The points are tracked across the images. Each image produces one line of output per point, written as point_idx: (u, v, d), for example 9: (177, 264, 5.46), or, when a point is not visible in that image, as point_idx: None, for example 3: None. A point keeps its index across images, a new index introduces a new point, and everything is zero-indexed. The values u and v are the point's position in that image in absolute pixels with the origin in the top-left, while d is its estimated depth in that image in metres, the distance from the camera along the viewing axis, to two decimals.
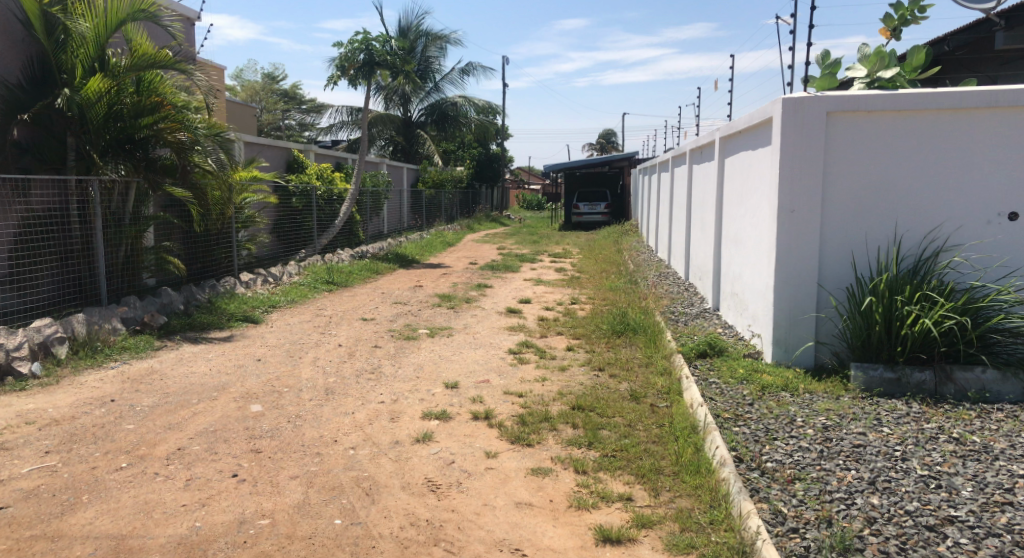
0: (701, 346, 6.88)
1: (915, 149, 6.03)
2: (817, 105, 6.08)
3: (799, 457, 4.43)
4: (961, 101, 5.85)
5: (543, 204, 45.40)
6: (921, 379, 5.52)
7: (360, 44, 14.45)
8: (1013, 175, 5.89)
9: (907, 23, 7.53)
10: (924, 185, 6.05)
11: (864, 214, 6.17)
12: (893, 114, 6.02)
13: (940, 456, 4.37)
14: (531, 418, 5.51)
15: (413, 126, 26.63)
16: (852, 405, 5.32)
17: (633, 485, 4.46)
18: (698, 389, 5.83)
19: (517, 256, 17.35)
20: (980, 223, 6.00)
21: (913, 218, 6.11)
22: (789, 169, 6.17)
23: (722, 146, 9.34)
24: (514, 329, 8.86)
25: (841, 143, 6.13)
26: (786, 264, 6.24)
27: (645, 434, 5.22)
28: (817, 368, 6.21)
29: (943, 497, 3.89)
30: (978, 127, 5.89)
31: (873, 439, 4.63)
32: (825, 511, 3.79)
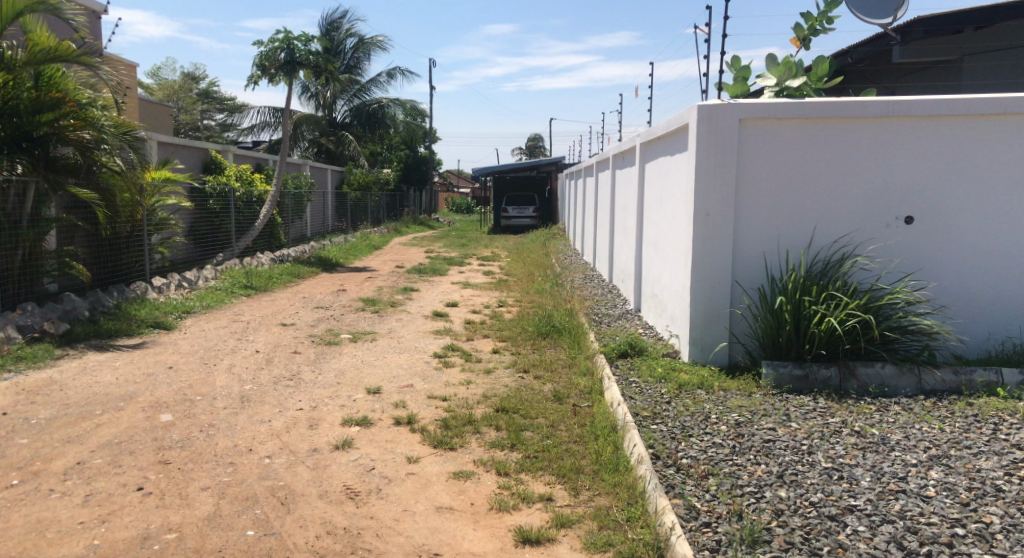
0: (622, 346, 7.03)
1: (822, 155, 6.30)
2: (731, 112, 6.26)
3: (712, 453, 4.56)
4: (861, 111, 6.14)
5: (471, 207, 45.23)
6: (826, 375, 5.77)
7: (281, 43, 14.16)
8: (909, 181, 6.22)
9: (816, 33, 7.85)
10: (830, 191, 6.33)
11: (777, 217, 6.40)
12: (801, 122, 6.28)
13: (843, 449, 4.58)
14: (454, 422, 5.49)
15: (338, 127, 26.33)
16: (763, 401, 5.52)
17: (554, 485, 4.51)
18: (618, 388, 5.95)
19: (445, 259, 17.30)
20: (880, 225, 6.31)
21: (822, 222, 6.38)
22: (705, 173, 6.35)
23: (642, 152, 9.55)
24: (439, 332, 8.83)
25: (752, 149, 6.35)
26: (702, 267, 6.42)
27: (567, 435, 5.28)
28: (731, 366, 6.43)
29: (844, 487, 4.07)
30: (878, 134, 6.20)
31: (782, 434, 4.82)
32: (736, 505, 3.91)
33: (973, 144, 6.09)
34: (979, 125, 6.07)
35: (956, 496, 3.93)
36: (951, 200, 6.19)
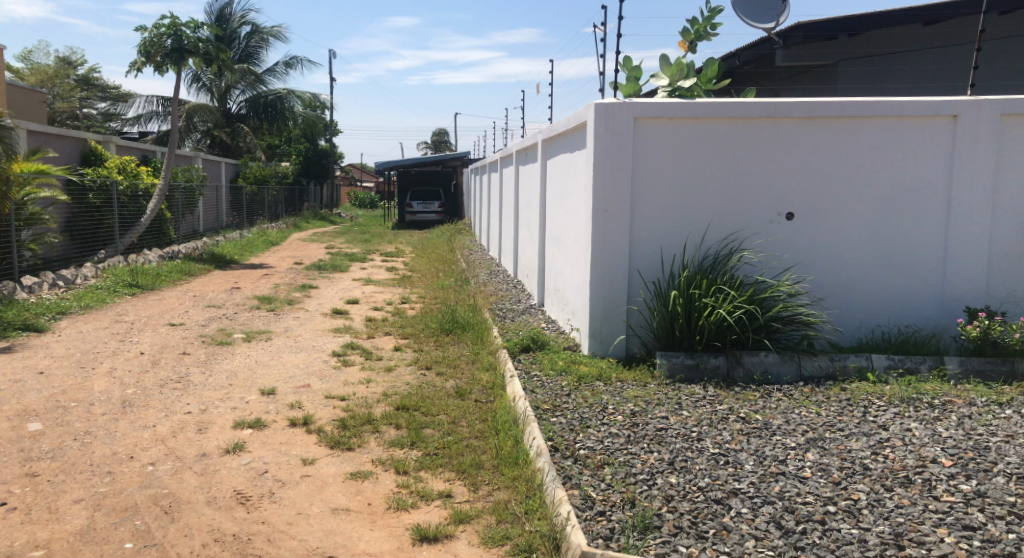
0: (525, 341, 7.10)
1: (711, 154, 6.55)
2: (626, 110, 6.41)
3: (608, 443, 4.67)
4: (747, 112, 6.41)
5: (375, 202, 44.54)
6: (715, 364, 6.01)
7: (168, 29, 13.48)
8: (790, 179, 6.55)
9: (702, 37, 8.16)
10: (719, 188, 6.59)
11: (670, 213, 6.61)
12: (691, 121, 6.50)
13: (729, 434, 4.78)
14: (352, 422, 5.39)
15: (233, 119, 25.34)
16: (657, 391, 5.69)
17: (453, 482, 4.50)
18: (519, 382, 6.00)
19: (346, 255, 16.97)
20: (764, 221, 6.62)
21: (711, 218, 6.63)
22: (602, 170, 6.48)
23: (543, 149, 9.65)
24: (338, 330, 8.65)
25: (646, 147, 6.53)
26: (600, 261, 6.56)
27: (468, 431, 5.27)
28: (628, 358, 6.59)
29: (729, 472, 4.25)
30: (762, 134, 6.50)
31: (674, 422, 4.99)
32: (629, 493, 4.01)
33: (847, 144, 6.47)
34: (851, 126, 6.45)
35: (830, 475, 4.18)
36: (828, 197, 6.56)
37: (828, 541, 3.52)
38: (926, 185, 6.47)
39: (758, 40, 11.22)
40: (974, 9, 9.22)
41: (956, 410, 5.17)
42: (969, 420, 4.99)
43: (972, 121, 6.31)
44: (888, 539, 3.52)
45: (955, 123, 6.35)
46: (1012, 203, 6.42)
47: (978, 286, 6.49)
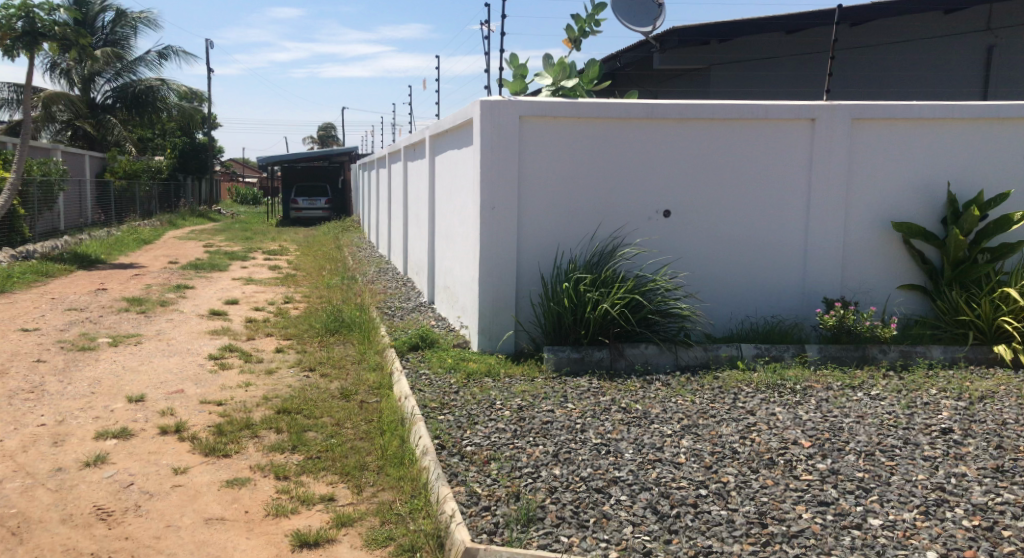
0: (413, 339, 7.03)
1: (593, 153, 6.70)
2: (510, 108, 6.46)
3: (495, 438, 4.69)
4: (626, 112, 6.61)
5: (258, 198, 42.96)
6: (599, 356, 6.17)
7: (18, 10, 12.44)
8: (667, 177, 6.80)
9: (585, 35, 8.34)
10: (600, 185, 6.75)
11: (555, 211, 6.72)
12: (574, 120, 6.62)
13: (611, 425, 4.91)
14: (229, 428, 5.17)
15: (97, 110, 23.72)
16: (544, 385, 5.78)
17: (336, 485, 4.39)
18: (406, 381, 5.93)
19: (226, 253, 16.26)
20: (643, 218, 6.85)
21: (594, 215, 6.79)
22: (488, 168, 6.50)
23: (431, 145, 9.59)
24: (216, 332, 8.27)
25: (531, 145, 6.60)
26: (487, 259, 6.59)
27: (352, 432, 5.16)
28: (516, 353, 6.66)
29: (610, 461, 4.36)
30: (639, 134, 6.71)
31: (559, 415, 5.07)
32: (514, 487, 4.05)
33: (717, 145, 6.79)
34: (721, 128, 6.77)
35: (702, 460, 4.37)
36: (702, 195, 6.86)
37: (700, 523, 3.68)
38: (789, 184, 6.87)
39: (636, 42, 11.60)
40: (829, 19, 9.93)
41: (815, 394, 5.53)
42: (826, 402, 5.35)
43: (828, 125, 6.77)
44: (753, 517, 3.71)
45: (813, 126, 6.78)
46: (863, 202, 6.94)
47: (835, 279, 6.97)
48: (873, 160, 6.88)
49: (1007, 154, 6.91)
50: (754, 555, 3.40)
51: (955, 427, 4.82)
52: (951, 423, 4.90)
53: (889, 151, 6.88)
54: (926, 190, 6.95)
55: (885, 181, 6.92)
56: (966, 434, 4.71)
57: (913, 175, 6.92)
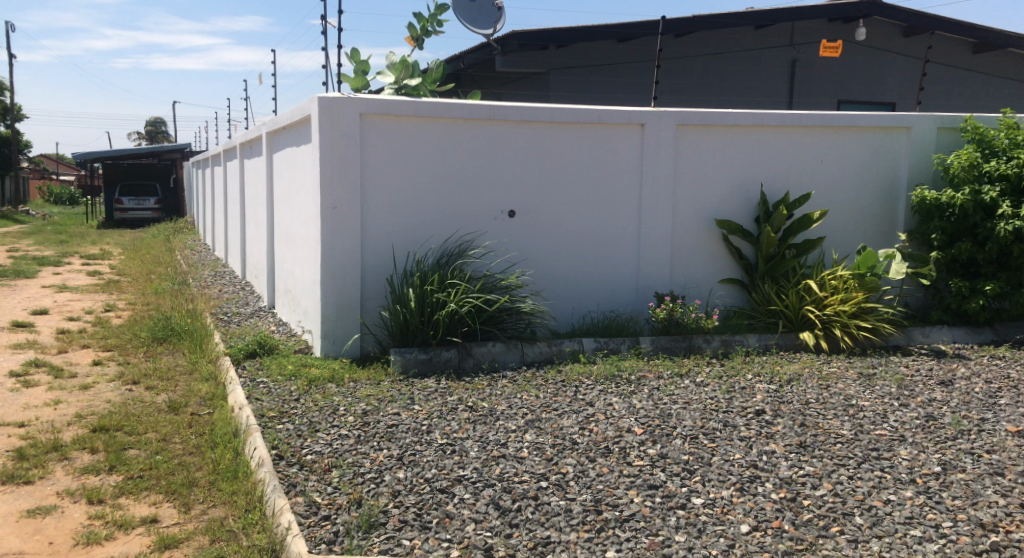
0: (251, 346, 6.70)
1: (437, 153, 6.69)
2: (350, 107, 6.31)
3: (337, 445, 4.57)
4: (468, 113, 6.66)
5: (74, 197, 39.34)
6: (447, 356, 6.18)
7: None
8: (509, 178, 6.93)
9: (427, 35, 8.32)
10: (444, 186, 6.76)
11: (399, 211, 6.65)
12: (416, 120, 6.58)
13: (457, 424, 4.93)
14: (33, 451, 4.69)
15: None
16: (390, 388, 5.70)
17: (160, 505, 4.10)
18: (242, 391, 5.65)
19: (35, 259, 14.75)
20: (487, 218, 6.93)
21: (439, 216, 6.79)
22: (329, 166, 6.31)
23: (268, 142, 9.18)
24: (20, 347, 7.47)
25: (373, 144, 6.48)
26: (330, 261, 6.40)
27: (180, 447, 4.83)
28: (362, 357, 6.53)
29: (455, 460, 4.38)
30: (481, 135, 6.79)
31: (404, 418, 5.02)
32: (355, 493, 3.96)
33: (556, 147, 7.00)
34: (559, 131, 6.99)
35: (544, 453, 4.49)
36: (543, 196, 7.04)
37: (540, 515, 3.77)
38: (624, 185, 7.21)
39: (479, 44, 11.65)
40: (655, 30, 10.53)
41: (648, 383, 5.84)
42: (658, 390, 5.67)
43: (657, 130, 7.16)
44: (590, 505, 3.86)
45: (644, 131, 7.15)
46: (690, 203, 7.42)
47: (666, 275, 7.41)
48: (698, 163, 7.37)
49: (810, 159, 7.63)
50: (589, 541, 3.54)
51: (767, 408, 5.27)
52: (763, 405, 5.35)
53: (712, 155, 7.39)
54: (744, 191, 7.53)
55: (709, 182, 7.43)
56: (776, 414, 5.16)
57: (732, 178, 7.48)
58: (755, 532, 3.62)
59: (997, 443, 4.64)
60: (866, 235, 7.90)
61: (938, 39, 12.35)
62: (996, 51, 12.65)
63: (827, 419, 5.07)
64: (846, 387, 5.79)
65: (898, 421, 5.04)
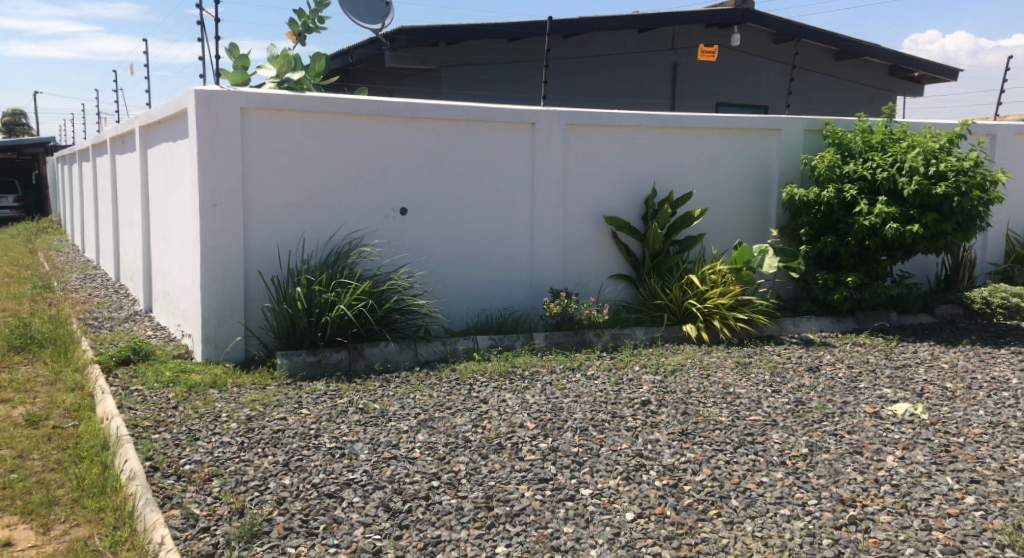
0: (123, 352, 6.31)
1: (323, 149, 6.52)
2: (231, 100, 6.05)
3: (218, 453, 4.38)
4: (355, 109, 6.53)
5: None
6: (337, 358, 6.04)
7: None
8: (400, 175, 6.85)
9: (309, 31, 8.09)
10: (333, 183, 6.60)
11: (284, 209, 6.44)
12: (302, 115, 6.40)
13: (347, 427, 4.83)
14: None
15: None
16: (276, 392, 5.51)
17: (17, 526, 3.79)
18: (113, 400, 5.31)
19: None
20: (378, 216, 6.82)
21: (327, 214, 6.63)
22: (208, 162, 6.03)
23: (141, 136, 8.67)
24: None
25: (255, 140, 6.24)
26: (211, 261, 6.13)
27: (41, 464, 4.48)
28: (247, 360, 6.29)
29: (344, 464, 4.29)
30: (370, 132, 6.67)
31: (291, 422, 4.87)
32: (237, 502, 3.81)
33: (448, 144, 6.97)
34: (450, 129, 6.97)
35: (435, 452, 4.46)
36: (435, 193, 7.00)
37: (430, 515, 3.75)
38: (515, 183, 7.27)
39: (368, 39, 11.41)
40: (542, 30, 10.66)
41: (541, 378, 5.92)
42: (550, 385, 5.76)
43: (546, 129, 7.27)
44: (481, 502, 3.87)
45: (534, 129, 7.24)
46: (579, 200, 7.56)
47: (558, 272, 7.52)
48: (586, 162, 7.53)
49: (692, 158, 7.94)
50: (479, 538, 3.55)
51: (652, 398, 5.45)
52: (649, 395, 5.53)
53: (599, 154, 7.57)
54: (631, 190, 7.75)
55: (597, 181, 7.60)
56: (661, 404, 5.35)
57: (620, 176, 7.68)
58: (639, 519, 3.74)
59: (857, 424, 5.00)
60: (744, 231, 8.30)
61: (804, 47, 13.14)
62: (855, 59, 13.60)
63: (707, 407, 5.29)
64: (725, 376, 6.07)
65: (771, 407, 5.33)
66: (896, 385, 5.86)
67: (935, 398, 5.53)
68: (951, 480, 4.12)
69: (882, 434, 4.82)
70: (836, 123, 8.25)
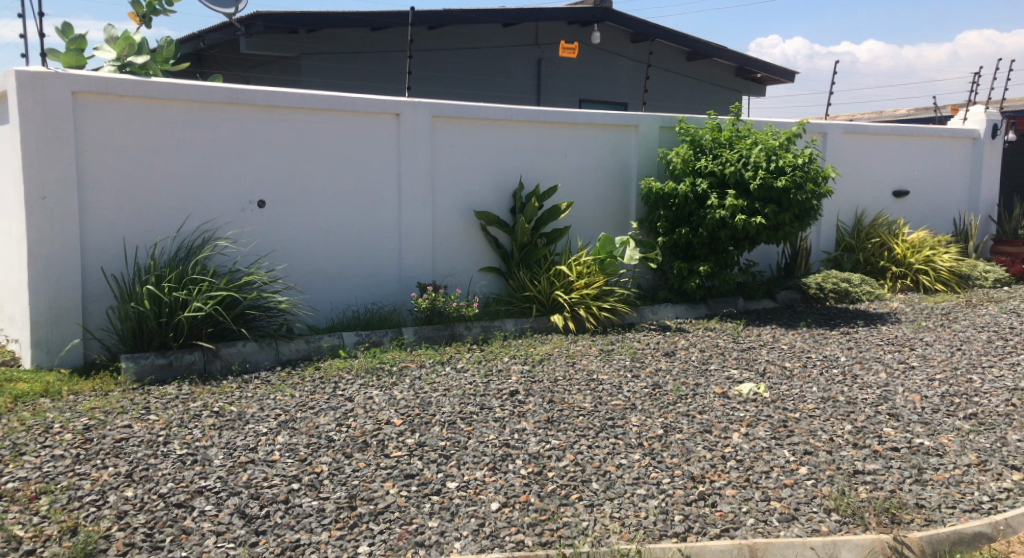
0: None
1: (170, 138, 6.14)
2: (59, 84, 5.58)
3: (49, 468, 4.03)
4: (205, 96, 6.19)
5: None
6: (190, 360, 5.70)
7: None
8: (256, 166, 6.56)
9: (155, 13, 7.57)
10: (181, 174, 6.23)
11: (126, 201, 6.02)
12: (143, 101, 5.99)
13: (200, 432, 4.58)
14: None
15: None
16: (120, 398, 5.14)
17: None
18: None
19: None
20: (233, 209, 6.50)
21: (177, 207, 6.25)
22: (36, 151, 5.53)
23: None
24: None
25: (91, 127, 5.79)
26: (41, 258, 5.63)
27: None
28: (87, 365, 5.83)
29: (195, 471, 4.06)
30: (222, 120, 6.34)
31: (136, 430, 4.56)
32: (70, 520, 3.52)
33: (308, 135, 6.75)
34: (310, 119, 6.74)
35: (297, 454, 4.31)
36: (295, 186, 6.75)
37: (289, 519, 3.62)
38: (380, 175, 7.14)
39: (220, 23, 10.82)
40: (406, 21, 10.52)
41: (410, 373, 5.87)
42: (418, 380, 5.71)
43: (411, 120, 7.18)
44: (343, 502, 3.78)
45: (398, 121, 7.14)
46: (446, 193, 7.52)
47: (427, 265, 7.46)
48: (452, 154, 7.50)
49: (556, 153, 8.11)
50: (341, 539, 3.48)
51: (520, 388, 5.52)
52: (517, 385, 5.60)
53: (465, 147, 7.56)
54: (498, 183, 7.81)
55: (464, 174, 7.60)
56: (528, 393, 5.43)
57: (486, 170, 7.72)
58: (504, 508, 3.78)
59: (707, 404, 5.29)
60: (607, 224, 8.58)
61: (659, 46, 13.72)
62: (706, 60, 14.36)
63: (572, 395, 5.43)
64: (589, 363, 6.25)
65: (631, 391, 5.55)
66: (742, 366, 6.26)
67: (775, 376, 5.96)
68: (787, 453, 4.45)
69: (729, 412, 5.13)
70: (688, 120, 8.67)
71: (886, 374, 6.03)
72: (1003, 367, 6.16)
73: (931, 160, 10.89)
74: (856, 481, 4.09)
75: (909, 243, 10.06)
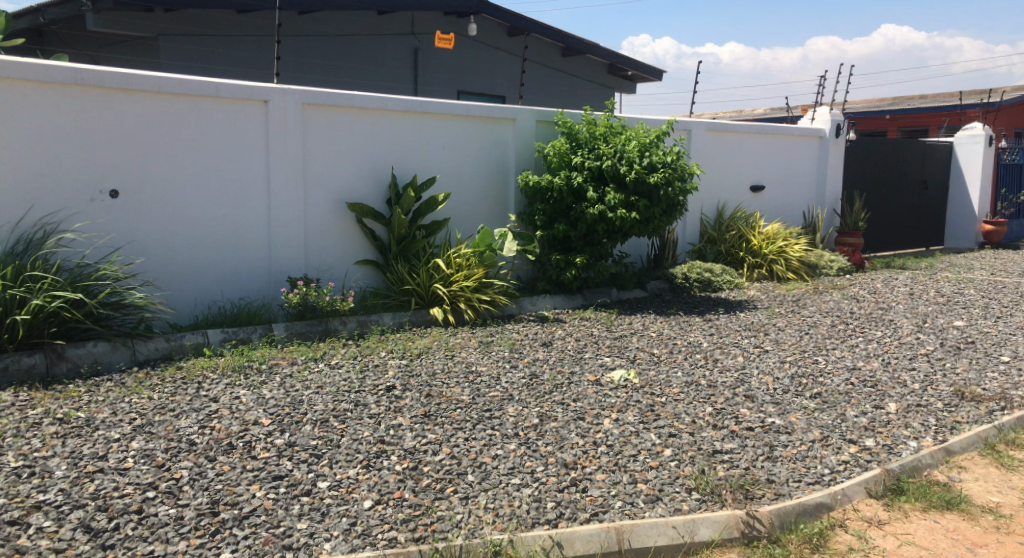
0: None
1: (5, 121, 5.65)
2: None
3: None
4: (45, 75, 5.73)
5: None
6: (31, 363, 5.24)
7: None
8: (107, 153, 6.12)
9: None
10: (18, 160, 5.74)
11: None
12: None
13: (40, 441, 4.22)
14: None
15: None
16: None
17: None
18: None
19: None
20: (81, 199, 6.04)
21: (14, 196, 5.75)
22: None
23: None
24: None
25: None
26: None
27: None
28: None
29: (33, 484, 3.74)
30: (67, 103, 5.89)
31: None
32: None
33: (167, 120, 6.36)
34: (168, 103, 6.36)
35: (152, 460, 4.06)
36: (153, 175, 6.35)
37: (141, 530, 3.41)
38: (247, 164, 6.84)
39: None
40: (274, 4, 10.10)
41: (280, 370, 5.67)
42: (290, 377, 5.52)
43: (280, 108, 6.91)
44: (204, 508, 3.60)
45: (267, 108, 6.86)
46: (319, 184, 7.29)
47: (299, 259, 7.21)
48: (325, 144, 7.28)
49: (434, 144, 8.05)
50: (200, 547, 3.32)
51: (396, 382, 5.46)
52: (394, 380, 5.53)
53: (338, 137, 7.36)
54: (373, 174, 7.65)
55: (338, 164, 7.40)
56: (404, 388, 5.37)
57: (361, 161, 7.55)
58: (376, 506, 3.72)
59: (581, 392, 5.43)
60: (485, 216, 8.60)
61: (535, 41, 13.89)
62: (580, 56, 14.67)
63: (450, 388, 5.42)
64: (467, 356, 6.26)
65: (508, 382, 5.60)
66: (614, 354, 6.47)
67: (645, 363, 6.19)
68: (654, 436, 4.63)
69: (601, 399, 5.29)
70: (565, 115, 8.83)
71: (744, 358, 6.41)
72: (846, 349, 6.69)
73: (785, 157, 11.65)
74: (715, 460, 4.32)
75: (764, 235, 10.70)
